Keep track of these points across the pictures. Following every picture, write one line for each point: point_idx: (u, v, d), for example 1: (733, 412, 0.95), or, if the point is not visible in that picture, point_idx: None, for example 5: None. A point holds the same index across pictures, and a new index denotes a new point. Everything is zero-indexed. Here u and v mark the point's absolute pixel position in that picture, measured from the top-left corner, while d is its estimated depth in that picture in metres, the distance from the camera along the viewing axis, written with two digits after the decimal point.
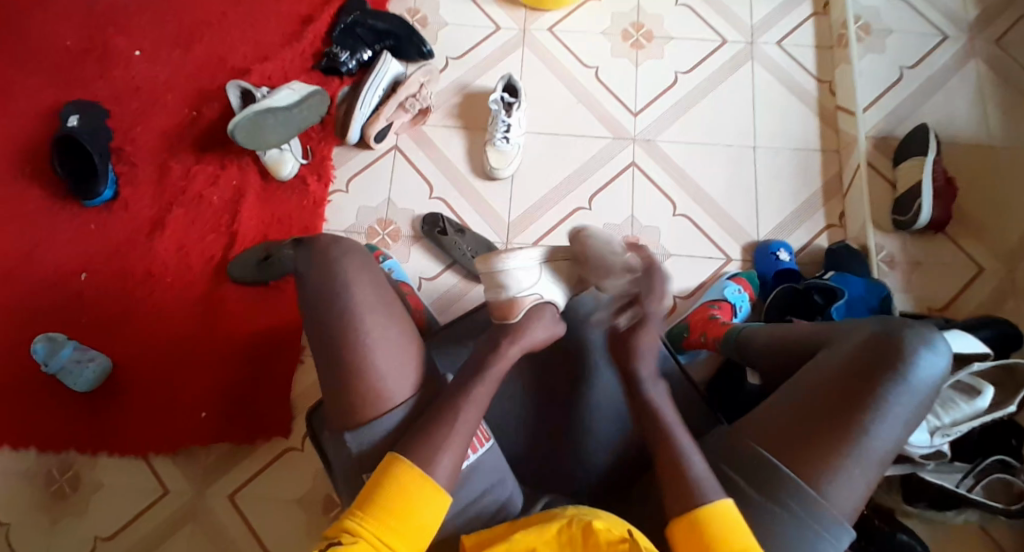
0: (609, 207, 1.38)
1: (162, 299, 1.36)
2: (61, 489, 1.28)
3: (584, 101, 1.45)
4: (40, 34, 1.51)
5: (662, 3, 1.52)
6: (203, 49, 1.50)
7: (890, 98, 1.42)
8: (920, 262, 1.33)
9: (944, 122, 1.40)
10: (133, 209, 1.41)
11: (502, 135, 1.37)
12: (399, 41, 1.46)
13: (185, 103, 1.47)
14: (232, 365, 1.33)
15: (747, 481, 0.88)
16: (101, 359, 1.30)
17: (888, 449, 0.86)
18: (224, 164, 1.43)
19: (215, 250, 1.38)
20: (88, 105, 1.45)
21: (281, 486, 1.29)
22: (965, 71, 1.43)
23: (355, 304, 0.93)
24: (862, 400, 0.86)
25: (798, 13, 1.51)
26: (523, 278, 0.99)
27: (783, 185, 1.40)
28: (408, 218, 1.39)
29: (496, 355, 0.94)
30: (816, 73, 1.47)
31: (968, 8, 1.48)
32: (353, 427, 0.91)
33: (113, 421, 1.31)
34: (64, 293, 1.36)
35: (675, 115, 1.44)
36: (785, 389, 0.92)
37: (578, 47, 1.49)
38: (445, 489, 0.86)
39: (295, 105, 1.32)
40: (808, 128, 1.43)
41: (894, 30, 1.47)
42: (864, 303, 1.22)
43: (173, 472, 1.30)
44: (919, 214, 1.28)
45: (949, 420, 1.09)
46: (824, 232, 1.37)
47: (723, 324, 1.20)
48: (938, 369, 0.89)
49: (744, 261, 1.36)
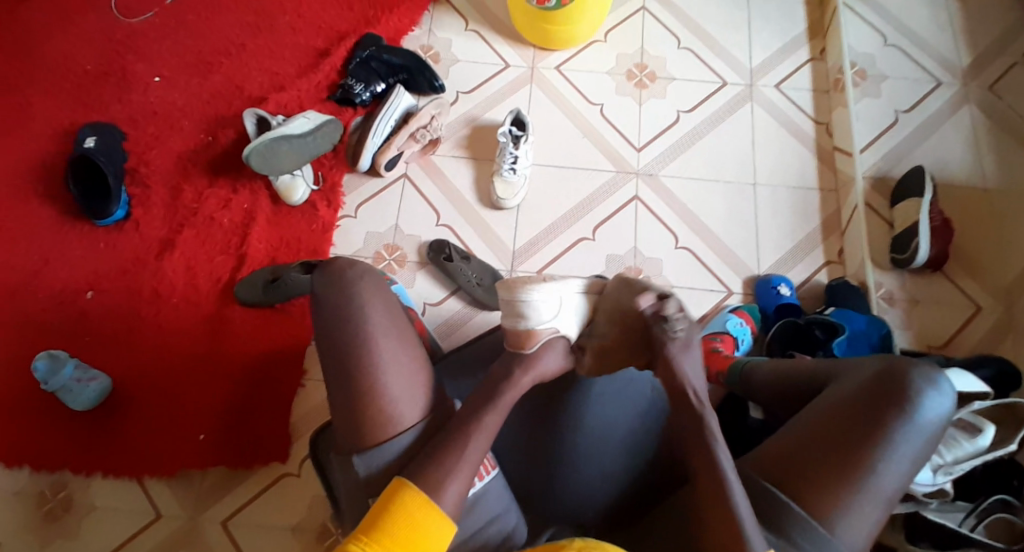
0: (613, 238, 1.41)
1: (167, 320, 1.36)
2: (53, 510, 1.27)
3: (589, 136, 1.49)
4: (61, 58, 1.56)
5: (665, 46, 1.58)
6: (220, 78, 1.54)
7: (886, 140, 1.47)
8: (919, 299, 1.35)
9: (939, 164, 1.44)
10: (144, 230, 1.43)
11: (509, 166, 1.40)
12: (411, 74, 1.50)
13: (200, 128, 1.50)
14: (233, 391, 1.32)
15: (756, 519, 0.87)
16: (102, 379, 1.29)
17: (896, 487, 0.87)
18: (237, 188, 1.46)
19: (223, 272, 1.40)
20: (105, 127, 1.48)
21: (278, 514, 1.27)
22: (959, 116, 1.48)
23: (371, 329, 0.94)
24: (870, 438, 0.87)
25: (796, 58, 1.57)
26: (544, 310, 1.00)
27: (782, 222, 1.43)
28: (414, 244, 1.41)
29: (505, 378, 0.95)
30: (813, 115, 1.52)
31: (961, 56, 1.54)
32: (363, 449, 0.91)
33: (111, 442, 1.29)
34: (70, 310, 1.37)
35: (677, 152, 1.48)
36: (793, 426, 0.93)
37: (584, 85, 1.54)
38: (450, 517, 0.85)
39: (309, 133, 1.36)
40: (807, 167, 1.47)
41: (889, 76, 1.53)
42: (864, 339, 1.24)
43: (166, 498, 1.28)
44: (917, 253, 1.31)
45: (951, 458, 1.08)
46: (824, 268, 1.39)
47: (726, 357, 1.21)
48: (944, 409, 0.89)
49: (745, 294, 1.38)
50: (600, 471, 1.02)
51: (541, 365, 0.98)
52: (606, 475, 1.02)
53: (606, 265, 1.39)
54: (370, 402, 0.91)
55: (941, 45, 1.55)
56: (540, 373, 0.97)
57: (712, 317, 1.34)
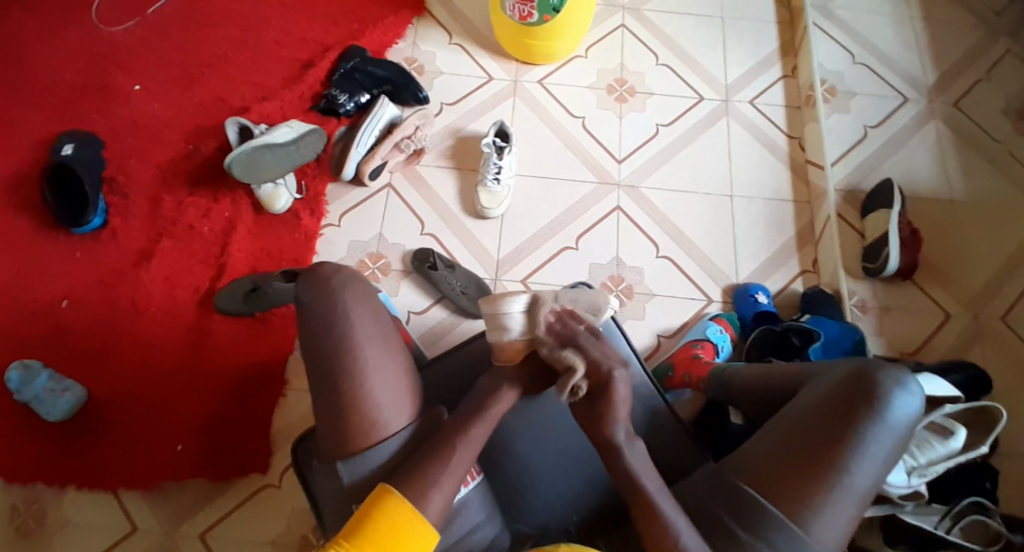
0: (595, 248, 1.43)
1: (145, 330, 1.34)
2: (24, 525, 1.22)
3: (571, 147, 1.52)
4: (40, 67, 1.54)
5: (645, 62, 1.62)
6: (203, 88, 1.53)
7: (856, 154, 1.52)
8: (890, 307, 1.39)
9: (907, 177, 1.50)
10: (122, 239, 1.41)
11: (493, 176, 1.42)
12: (396, 87, 1.51)
13: (181, 137, 1.49)
14: (210, 403, 1.30)
15: (735, 521, 0.89)
16: (76, 390, 1.26)
17: (868, 486, 0.89)
18: (218, 197, 1.44)
19: (202, 282, 1.38)
20: (84, 135, 1.46)
21: (253, 529, 1.24)
22: (925, 131, 1.54)
23: (355, 335, 0.93)
24: (841, 439, 0.89)
25: (769, 74, 1.62)
26: (525, 322, 0.98)
27: (759, 233, 1.46)
28: (399, 253, 1.42)
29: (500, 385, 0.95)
30: (787, 129, 1.57)
31: (926, 74, 1.61)
32: (348, 456, 0.91)
33: (84, 456, 1.26)
34: (44, 320, 1.34)
35: (657, 164, 1.51)
36: (768, 429, 0.95)
37: (566, 98, 1.57)
38: (432, 524, 0.85)
39: (292, 143, 1.35)
40: (782, 181, 1.51)
41: (857, 93, 1.59)
42: (838, 345, 1.27)
43: (144, 512, 1.24)
44: (887, 263, 1.36)
45: (925, 460, 1.09)
46: (799, 277, 1.43)
47: (707, 364, 1.23)
48: (912, 409, 0.91)
49: (724, 302, 1.41)
50: (588, 476, 1.02)
51: (530, 378, 0.98)
52: (592, 480, 1.02)
53: (590, 274, 1.41)
54: (355, 409, 0.91)
55: (907, 64, 1.62)
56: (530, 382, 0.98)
57: (692, 325, 1.37)
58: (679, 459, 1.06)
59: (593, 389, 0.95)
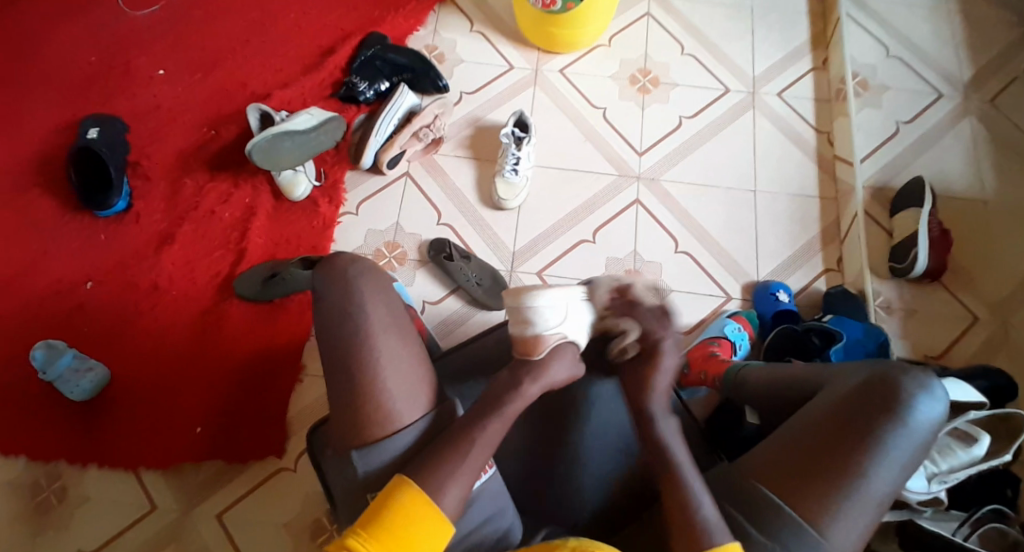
0: (613, 241, 1.41)
1: (166, 312, 1.36)
2: (47, 501, 1.26)
3: (591, 138, 1.50)
4: (67, 51, 1.56)
5: (669, 52, 1.59)
6: (225, 73, 1.54)
7: (886, 150, 1.48)
8: (917, 309, 1.35)
9: (939, 175, 1.45)
10: (144, 223, 1.43)
11: (511, 167, 1.40)
12: (416, 75, 1.50)
13: (204, 123, 1.50)
14: (230, 386, 1.32)
15: (749, 522, 0.88)
16: (99, 370, 1.28)
17: (887, 492, 0.87)
18: (239, 183, 1.46)
19: (222, 266, 1.40)
20: (108, 119, 1.48)
21: (269, 510, 1.26)
22: (960, 127, 1.49)
23: (370, 325, 0.94)
24: (860, 443, 0.87)
25: (798, 66, 1.58)
26: (551, 316, 0.99)
27: (782, 229, 1.43)
28: (415, 243, 1.42)
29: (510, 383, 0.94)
30: (814, 123, 1.53)
31: (963, 68, 1.55)
32: (362, 446, 0.91)
33: (106, 434, 1.29)
34: (68, 301, 1.36)
35: (678, 157, 1.48)
36: (785, 429, 0.93)
37: (588, 88, 1.54)
38: (449, 519, 0.85)
39: (312, 130, 1.36)
40: (807, 177, 1.48)
41: (890, 86, 1.54)
42: (861, 347, 1.24)
43: (162, 490, 1.27)
44: (915, 263, 1.32)
45: (946, 467, 1.06)
46: (822, 276, 1.40)
47: (723, 361, 1.21)
48: (935, 414, 0.89)
49: (743, 300, 1.38)
50: (596, 473, 1.01)
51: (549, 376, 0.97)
52: (598, 479, 1.01)
53: (606, 269, 1.39)
54: (369, 398, 0.91)
55: (942, 57, 1.57)
56: (549, 381, 0.96)
57: (710, 322, 1.35)
58: (689, 460, 1.04)
59: (642, 353, 1.00)
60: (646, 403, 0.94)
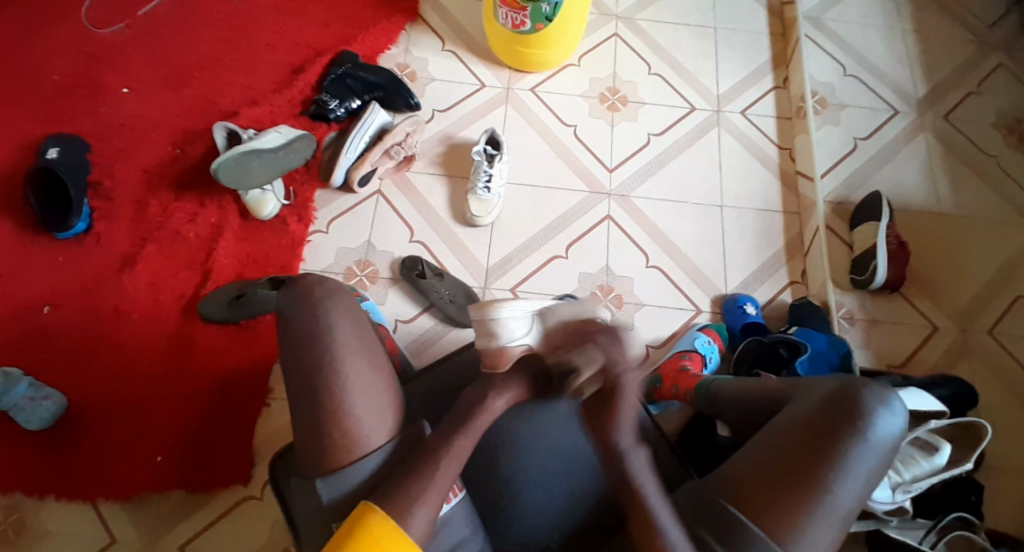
0: (586, 257, 1.43)
1: (129, 335, 1.32)
2: (4, 534, 1.21)
3: (563, 156, 1.51)
4: (24, 66, 1.52)
5: (637, 71, 1.62)
6: (190, 91, 1.52)
7: (844, 167, 1.53)
8: (878, 320, 1.40)
9: (897, 190, 1.50)
10: (106, 243, 1.39)
11: (483, 184, 1.41)
12: (387, 93, 1.50)
13: (168, 140, 1.47)
14: (193, 410, 1.29)
15: (716, 539, 0.87)
16: (57, 397, 1.24)
17: (852, 505, 0.89)
18: (205, 202, 1.43)
19: (188, 287, 1.37)
20: (68, 137, 1.44)
21: (234, 539, 1.23)
22: (915, 144, 1.55)
23: (338, 349, 0.92)
24: (824, 459, 0.89)
25: (761, 86, 1.63)
26: (514, 328, 0.97)
27: (747, 243, 1.47)
28: (387, 260, 1.41)
29: (482, 407, 0.93)
30: (777, 140, 1.57)
31: (917, 87, 1.62)
32: (326, 474, 0.89)
33: (60, 467, 1.24)
34: (25, 324, 1.32)
35: (648, 174, 1.51)
36: (752, 445, 0.95)
37: (558, 107, 1.56)
38: (415, 541, 0.84)
39: (279, 148, 1.34)
40: (771, 191, 1.52)
41: (848, 105, 1.60)
42: (825, 359, 1.27)
43: (123, 523, 1.23)
44: (875, 275, 1.36)
45: (909, 476, 1.08)
46: (787, 288, 1.43)
47: (694, 376, 1.22)
48: (896, 428, 0.92)
49: (713, 313, 1.41)
50: (572, 494, 1.01)
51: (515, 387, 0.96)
52: (572, 498, 1.01)
53: (579, 283, 1.40)
54: (337, 424, 0.90)
55: (898, 75, 1.63)
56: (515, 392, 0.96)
57: (681, 335, 1.37)
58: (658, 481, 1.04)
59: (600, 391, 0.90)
60: (623, 424, 0.89)
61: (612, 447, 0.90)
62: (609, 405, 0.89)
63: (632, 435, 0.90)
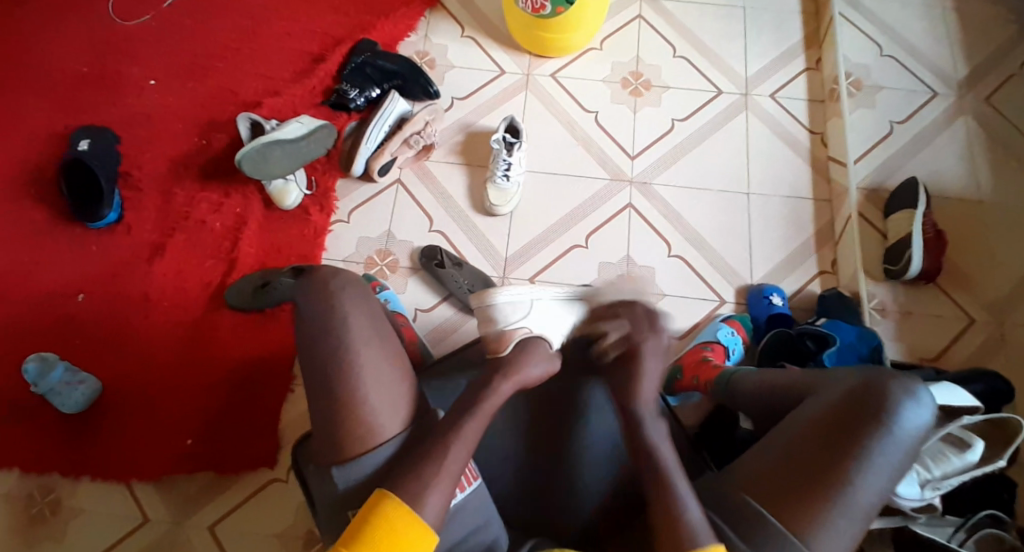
0: (606, 246, 1.41)
1: (158, 323, 1.36)
2: (42, 513, 1.26)
3: (583, 143, 1.49)
4: (56, 61, 1.56)
5: (661, 54, 1.58)
6: (214, 83, 1.54)
7: (878, 153, 1.46)
8: (912, 311, 1.34)
9: (933, 177, 1.43)
10: (136, 234, 1.42)
11: (502, 173, 1.39)
12: (405, 81, 1.50)
13: (194, 132, 1.50)
14: (219, 395, 1.32)
15: (734, 532, 0.86)
16: (92, 381, 1.29)
17: (876, 500, 0.85)
18: (229, 192, 1.45)
19: (214, 276, 1.39)
20: (99, 130, 1.48)
21: (258, 522, 1.26)
22: (954, 128, 1.48)
23: (352, 340, 0.92)
24: (845, 451, 0.86)
25: (791, 68, 1.57)
26: (510, 312, 1.03)
27: (775, 232, 1.42)
28: (407, 249, 1.41)
29: (489, 391, 0.93)
30: (808, 124, 1.52)
31: (957, 68, 1.54)
32: (341, 461, 0.90)
33: (92, 449, 1.28)
34: (59, 312, 1.36)
35: (671, 160, 1.48)
36: (771, 438, 0.92)
37: (580, 93, 1.54)
38: (432, 527, 0.84)
39: (301, 139, 1.35)
40: (801, 179, 1.47)
41: (883, 87, 1.53)
42: (853, 351, 1.22)
43: (156, 503, 1.27)
44: (909, 265, 1.31)
45: (939, 473, 1.04)
46: (817, 278, 1.39)
47: (715, 367, 1.19)
48: (923, 420, 0.88)
49: (737, 303, 1.37)
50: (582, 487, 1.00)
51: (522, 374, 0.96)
52: (581, 493, 1.00)
53: (599, 273, 1.38)
54: (348, 414, 0.90)
55: (937, 55, 1.55)
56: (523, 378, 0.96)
57: (704, 326, 1.34)
58: None
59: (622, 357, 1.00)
60: (647, 385, 0.97)
61: (639, 423, 0.94)
62: (629, 371, 0.98)
63: (652, 408, 0.96)
